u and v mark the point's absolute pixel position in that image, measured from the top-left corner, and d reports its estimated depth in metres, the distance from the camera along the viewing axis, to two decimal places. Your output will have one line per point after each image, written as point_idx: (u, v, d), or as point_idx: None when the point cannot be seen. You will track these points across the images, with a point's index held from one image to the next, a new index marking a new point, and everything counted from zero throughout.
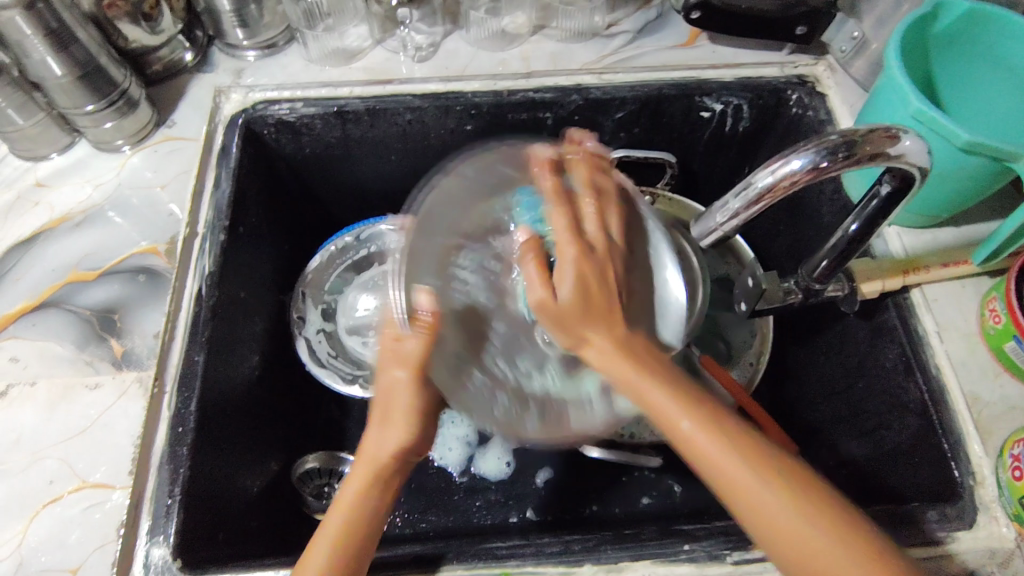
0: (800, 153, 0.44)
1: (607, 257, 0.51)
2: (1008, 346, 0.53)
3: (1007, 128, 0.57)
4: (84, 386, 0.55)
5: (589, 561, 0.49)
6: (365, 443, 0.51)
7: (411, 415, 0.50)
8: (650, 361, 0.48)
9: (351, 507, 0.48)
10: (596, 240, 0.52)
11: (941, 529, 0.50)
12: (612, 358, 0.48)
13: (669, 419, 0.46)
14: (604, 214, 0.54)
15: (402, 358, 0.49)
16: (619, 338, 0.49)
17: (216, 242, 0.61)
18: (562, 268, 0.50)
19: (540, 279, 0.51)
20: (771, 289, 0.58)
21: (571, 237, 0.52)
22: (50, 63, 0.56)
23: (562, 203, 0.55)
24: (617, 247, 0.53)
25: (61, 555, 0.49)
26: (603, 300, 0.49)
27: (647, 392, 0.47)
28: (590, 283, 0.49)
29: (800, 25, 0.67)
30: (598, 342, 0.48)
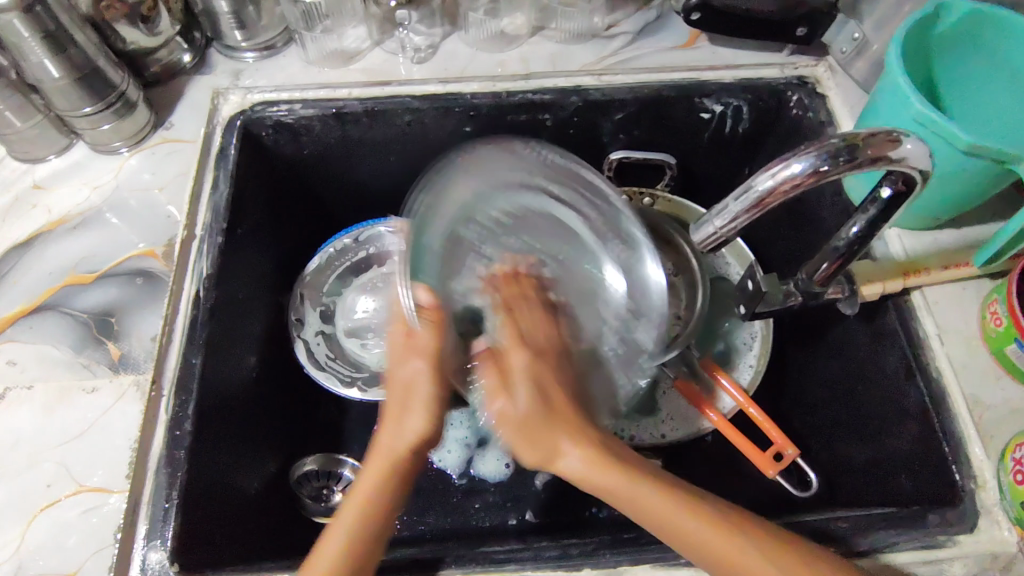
0: (801, 156, 0.43)
1: (553, 377, 0.49)
2: (1010, 349, 0.52)
3: (1001, 118, 0.58)
4: (82, 389, 0.55)
5: (588, 564, 0.49)
6: (381, 438, 0.50)
7: (432, 404, 0.49)
8: (627, 462, 0.47)
9: (361, 503, 0.48)
10: (533, 343, 0.51)
11: (942, 533, 0.50)
12: (590, 469, 0.46)
13: (673, 522, 0.45)
14: (541, 326, 0.52)
15: (418, 349, 0.50)
16: (596, 447, 0.47)
17: (214, 245, 0.60)
18: (515, 385, 0.48)
19: (497, 390, 0.49)
20: (770, 292, 0.59)
21: (517, 344, 0.50)
22: (47, 65, 0.56)
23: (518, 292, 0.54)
24: (554, 352, 0.52)
25: (59, 559, 0.49)
26: (561, 401, 0.48)
27: (642, 497, 0.46)
28: (551, 394, 0.48)
29: (802, 26, 0.67)
30: (573, 454, 0.47)
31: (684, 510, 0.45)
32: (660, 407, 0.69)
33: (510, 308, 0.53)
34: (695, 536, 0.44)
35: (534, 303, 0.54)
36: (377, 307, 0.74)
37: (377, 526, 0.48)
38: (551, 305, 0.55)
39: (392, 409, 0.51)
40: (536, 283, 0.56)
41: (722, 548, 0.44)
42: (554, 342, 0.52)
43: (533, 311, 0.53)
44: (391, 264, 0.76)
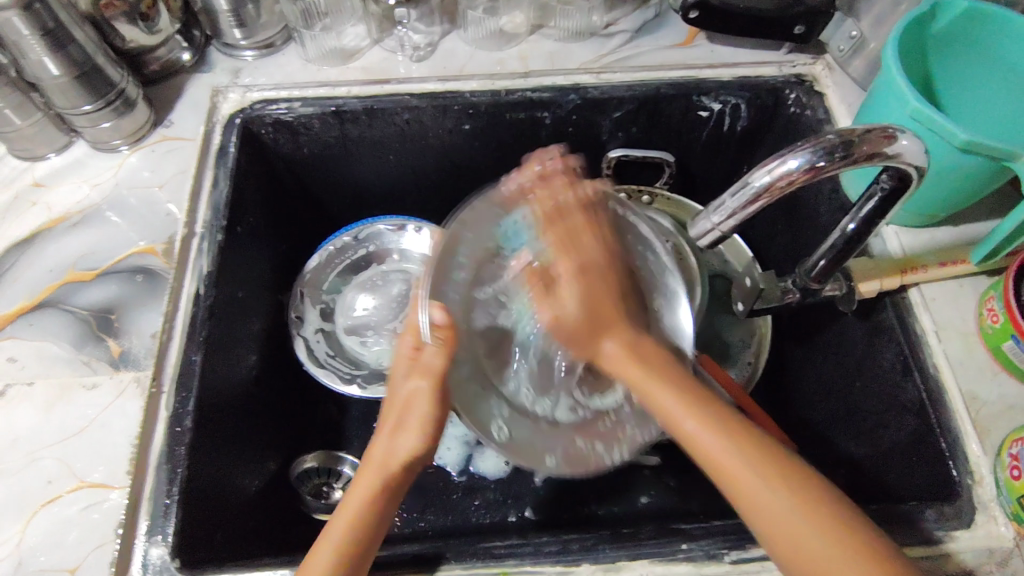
0: (797, 152, 0.43)
1: (600, 281, 0.53)
2: (1006, 345, 0.53)
3: (997, 117, 0.58)
4: (82, 386, 0.55)
5: (587, 560, 0.49)
6: (375, 452, 0.52)
7: (427, 422, 0.51)
8: (657, 361, 0.48)
9: (358, 511, 0.48)
10: (581, 253, 0.54)
11: (939, 528, 0.50)
12: (622, 363, 0.49)
13: (674, 420, 0.45)
14: (580, 232, 0.54)
15: (424, 369, 0.52)
16: (628, 343, 0.50)
17: (214, 243, 0.61)
18: (565, 285, 0.53)
19: (545, 298, 0.54)
20: (768, 288, 0.60)
21: (563, 254, 0.54)
22: (47, 63, 0.56)
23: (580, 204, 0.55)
24: (602, 259, 0.54)
25: (59, 556, 0.49)
26: (609, 305, 0.52)
27: (652, 393, 0.46)
28: (595, 298, 0.52)
29: (799, 25, 0.67)
30: (613, 353, 0.50)
31: (705, 424, 0.44)
32: None
33: (552, 223, 0.54)
34: (692, 433, 0.44)
35: (594, 215, 0.55)
36: (377, 306, 0.74)
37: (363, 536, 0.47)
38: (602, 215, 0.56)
39: (390, 426, 0.53)
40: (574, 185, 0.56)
41: (714, 452, 0.43)
42: (599, 246, 0.54)
43: (589, 218, 0.55)
44: (390, 261, 0.77)
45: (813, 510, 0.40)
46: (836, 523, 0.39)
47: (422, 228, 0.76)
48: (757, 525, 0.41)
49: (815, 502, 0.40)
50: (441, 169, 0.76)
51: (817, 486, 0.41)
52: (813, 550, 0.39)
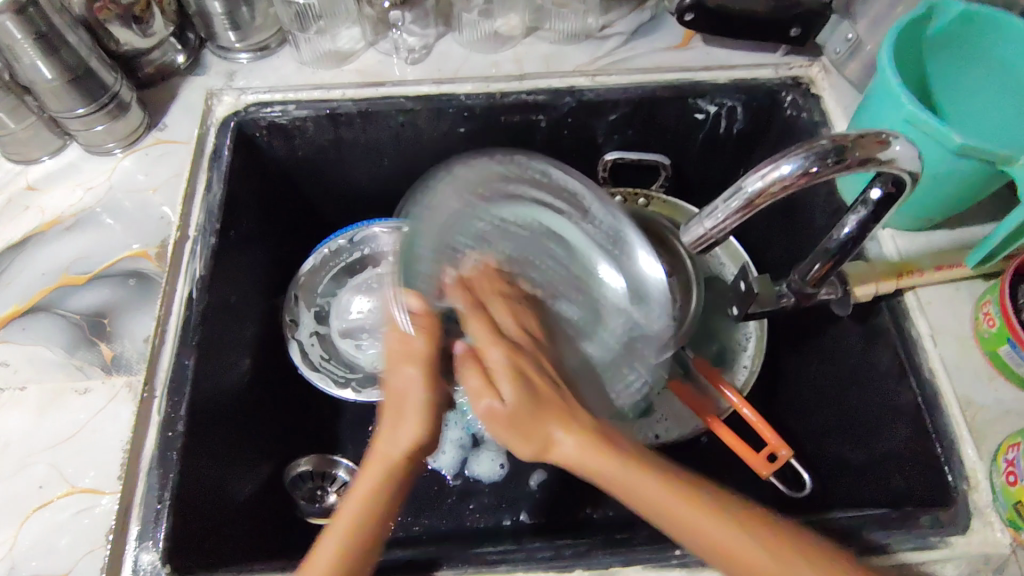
0: (790, 157, 0.43)
1: (535, 360, 0.49)
2: (1003, 350, 0.52)
3: (988, 123, 0.58)
4: (74, 390, 0.55)
5: (579, 566, 0.49)
6: (375, 443, 0.49)
7: (425, 409, 0.49)
8: (598, 429, 0.46)
9: (362, 501, 0.47)
10: (508, 337, 0.49)
11: (934, 534, 0.50)
12: (580, 454, 0.45)
13: (632, 490, 0.44)
14: (516, 313, 0.52)
15: (410, 354, 0.50)
16: (583, 429, 0.46)
17: (207, 246, 0.60)
18: (499, 376, 0.47)
19: (483, 388, 0.47)
20: (763, 294, 0.58)
21: (493, 339, 0.49)
22: (40, 66, 0.56)
23: (495, 287, 0.53)
24: (523, 341, 0.50)
25: (50, 560, 0.49)
26: (542, 386, 0.47)
27: (605, 468, 0.44)
28: (528, 379, 0.47)
29: (795, 26, 0.66)
30: (563, 443, 0.45)
31: (652, 475, 0.44)
32: (655, 408, 0.69)
33: (473, 308, 0.51)
34: (652, 499, 0.44)
35: (511, 300, 0.53)
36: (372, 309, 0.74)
37: (375, 529, 0.47)
38: (502, 288, 0.54)
39: (385, 417, 0.50)
40: (488, 282, 0.54)
41: (679, 511, 0.43)
42: (525, 336, 0.50)
43: (509, 312, 0.52)
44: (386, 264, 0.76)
45: (785, 552, 0.42)
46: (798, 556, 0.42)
47: None
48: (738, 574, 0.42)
49: (783, 543, 0.42)
50: None
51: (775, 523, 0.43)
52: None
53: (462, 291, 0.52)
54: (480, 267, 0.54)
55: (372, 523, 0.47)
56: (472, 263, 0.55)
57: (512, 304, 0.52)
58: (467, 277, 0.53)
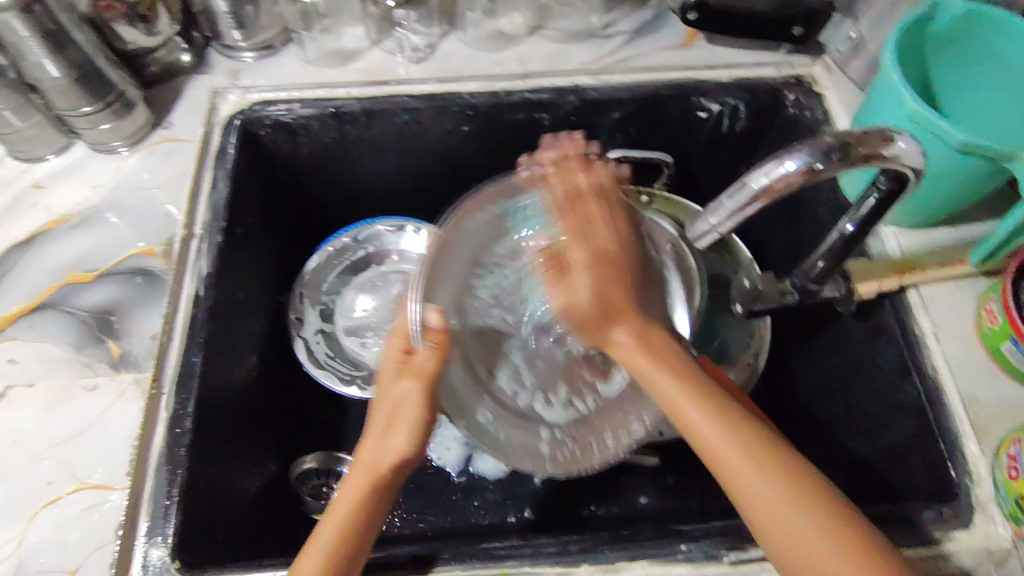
0: (795, 154, 0.43)
1: (613, 266, 0.49)
2: (1005, 346, 0.53)
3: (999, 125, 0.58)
4: (82, 387, 0.55)
5: (586, 561, 0.50)
6: (364, 451, 0.50)
7: (417, 426, 0.49)
8: (660, 348, 0.46)
9: (347, 510, 0.47)
10: (589, 240, 0.50)
11: (938, 529, 0.50)
12: (632, 356, 0.47)
13: (677, 408, 0.44)
14: (592, 216, 0.51)
15: (412, 370, 0.49)
16: (641, 331, 0.47)
17: (214, 244, 0.61)
18: (577, 274, 0.49)
19: (556, 282, 0.49)
20: (767, 291, 0.60)
21: (577, 240, 0.50)
22: (46, 64, 0.56)
23: (584, 189, 0.53)
24: (607, 242, 0.50)
25: (60, 556, 0.49)
26: (616, 288, 0.48)
27: (662, 381, 0.45)
28: (606, 282, 0.48)
29: (796, 25, 0.67)
30: (625, 342, 0.47)
31: (721, 425, 0.42)
32: None
33: (564, 215, 0.52)
34: (712, 441, 0.42)
35: (614, 204, 0.52)
36: (375, 307, 0.75)
37: (351, 554, 0.46)
38: (614, 200, 0.53)
39: (378, 423, 0.50)
40: (601, 193, 0.53)
41: (716, 443, 0.42)
42: (614, 243, 0.50)
43: (607, 215, 0.51)
44: (389, 262, 0.77)
45: (850, 548, 0.38)
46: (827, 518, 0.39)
47: (421, 228, 0.76)
48: (783, 551, 0.40)
49: (844, 531, 0.39)
50: (440, 169, 0.76)
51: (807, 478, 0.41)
52: (811, 541, 0.39)
53: (557, 192, 0.53)
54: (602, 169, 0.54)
55: (358, 526, 0.47)
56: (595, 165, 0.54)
57: (615, 210, 0.52)
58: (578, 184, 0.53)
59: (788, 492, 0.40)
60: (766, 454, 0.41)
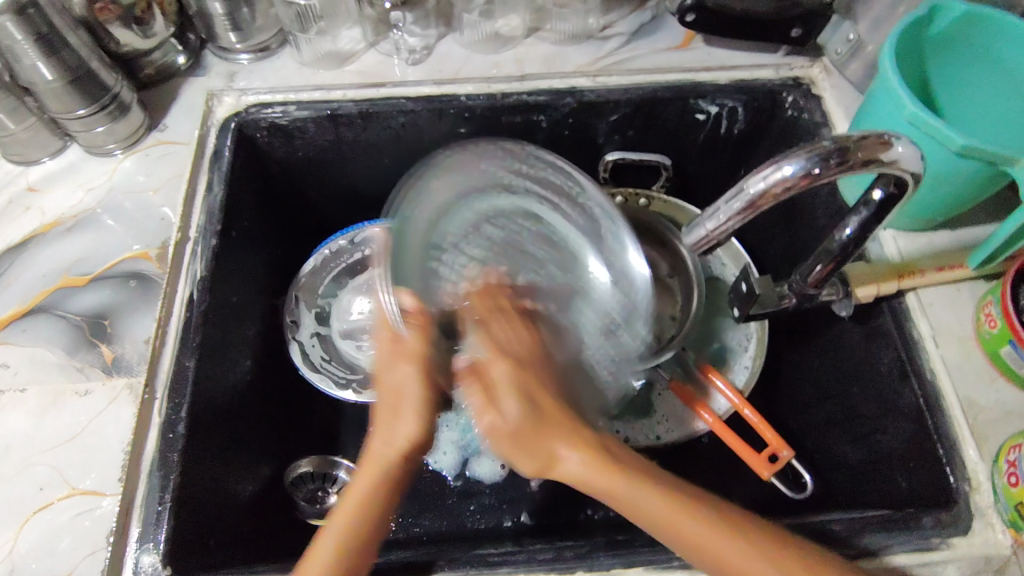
0: (792, 158, 0.43)
1: (537, 383, 0.48)
2: (1004, 351, 0.52)
3: (988, 121, 0.58)
4: (75, 392, 0.55)
5: (581, 567, 0.49)
6: (374, 442, 0.49)
7: (423, 407, 0.48)
8: (627, 460, 0.47)
9: (358, 502, 0.47)
10: (513, 352, 0.49)
11: (936, 535, 0.50)
12: (586, 467, 0.46)
13: (671, 526, 0.44)
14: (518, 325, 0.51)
15: (405, 352, 0.49)
16: (593, 450, 0.46)
17: (208, 247, 0.60)
18: (502, 398, 0.47)
19: (484, 405, 0.47)
20: (764, 294, 0.59)
21: (496, 355, 0.49)
22: (40, 67, 0.56)
23: (485, 302, 0.52)
24: (532, 355, 0.49)
25: (51, 562, 0.49)
26: (546, 401, 0.47)
27: (640, 499, 0.45)
28: (534, 395, 0.47)
29: (796, 26, 0.66)
30: (574, 463, 0.46)
31: (649, 493, 0.45)
32: (655, 408, 0.69)
33: (485, 329, 0.50)
34: (652, 512, 0.45)
35: (504, 313, 0.52)
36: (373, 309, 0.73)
37: (371, 534, 0.47)
38: (523, 312, 0.53)
39: (383, 414, 0.49)
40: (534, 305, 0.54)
41: (714, 545, 0.43)
42: (531, 352, 0.50)
43: (513, 329, 0.51)
44: None
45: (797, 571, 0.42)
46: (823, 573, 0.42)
47: None
48: None
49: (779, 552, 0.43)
50: None
51: (794, 543, 0.44)
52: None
53: (479, 301, 0.53)
54: (477, 293, 0.53)
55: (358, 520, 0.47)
56: (492, 275, 0.55)
57: (512, 322, 0.51)
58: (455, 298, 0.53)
59: (784, 569, 0.42)
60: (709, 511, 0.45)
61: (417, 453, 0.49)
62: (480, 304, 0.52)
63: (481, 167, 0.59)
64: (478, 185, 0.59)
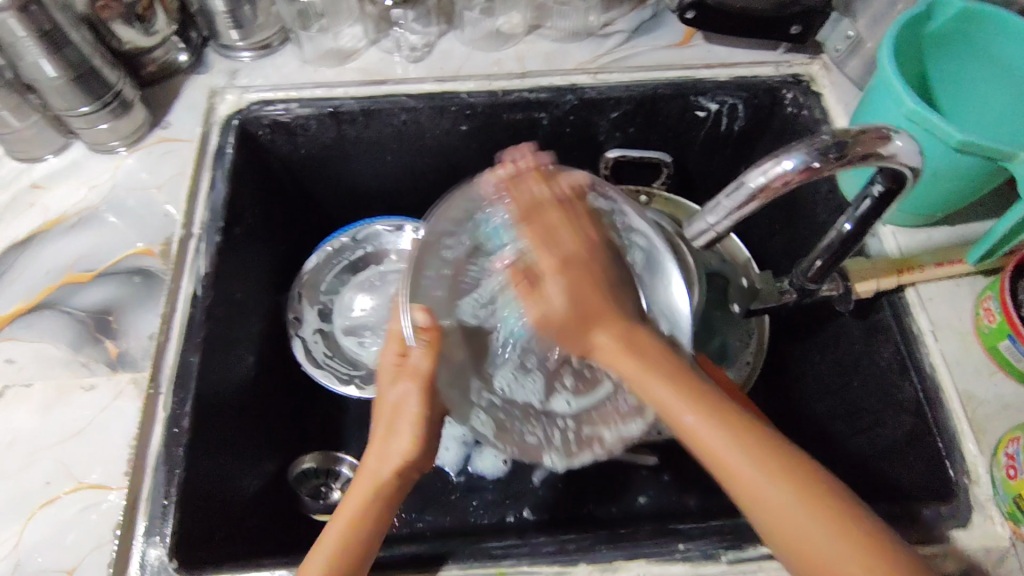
0: (792, 153, 0.43)
1: (581, 266, 0.50)
2: (1002, 345, 0.53)
3: (994, 115, 0.58)
4: (80, 387, 0.56)
5: (584, 560, 0.49)
6: (368, 460, 0.53)
7: (417, 422, 0.52)
8: (653, 363, 0.46)
9: (354, 513, 0.49)
10: (553, 245, 0.50)
11: (936, 528, 0.50)
12: (616, 357, 0.47)
13: (675, 414, 0.44)
14: (568, 226, 0.51)
15: (411, 371, 0.53)
16: (625, 335, 0.48)
17: (212, 244, 0.61)
18: (548, 282, 0.49)
19: (528, 296, 0.51)
20: (765, 290, 0.59)
21: (543, 248, 0.50)
22: (44, 64, 0.56)
23: (552, 196, 0.53)
24: (578, 250, 0.50)
25: (58, 556, 0.49)
26: (593, 284, 0.49)
27: (652, 385, 0.46)
28: (581, 288, 0.49)
29: (795, 25, 0.67)
30: (604, 343, 0.48)
31: (694, 409, 0.44)
32: None
33: (526, 223, 0.52)
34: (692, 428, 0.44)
35: (564, 199, 0.53)
36: (375, 306, 0.75)
37: (367, 534, 0.49)
38: (574, 207, 0.53)
39: (382, 430, 0.54)
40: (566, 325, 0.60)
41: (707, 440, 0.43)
42: (577, 245, 0.51)
43: (571, 225, 0.52)
44: (389, 262, 0.77)
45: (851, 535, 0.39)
46: (824, 513, 0.40)
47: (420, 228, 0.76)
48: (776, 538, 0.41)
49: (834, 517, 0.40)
50: (440, 169, 0.76)
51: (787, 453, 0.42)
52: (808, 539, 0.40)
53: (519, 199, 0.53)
54: (536, 180, 0.54)
55: (367, 526, 0.49)
56: (570, 181, 0.54)
57: (579, 216, 0.52)
58: (513, 184, 0.54)
59: (771, 477, 0.41)
60: (760, 453, 0.42)
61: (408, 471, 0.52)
62: (543, 197, 0.53)
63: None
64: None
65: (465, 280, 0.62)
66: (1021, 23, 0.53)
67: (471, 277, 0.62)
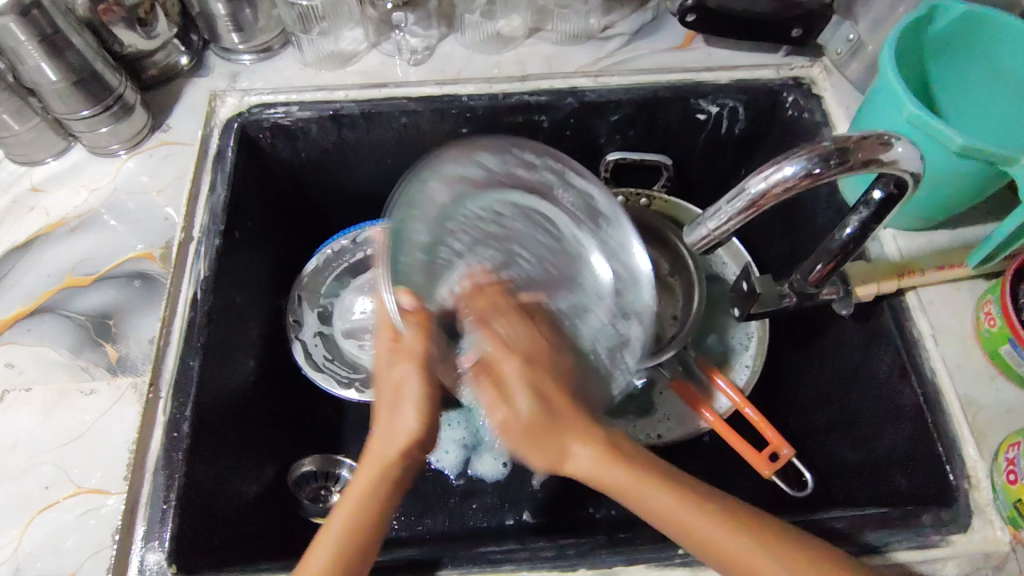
0: (793, 159, 0.43)
1: (544, 377, 0.51)
2: (1003, 349, 0.52)
3: (998, 109, 0.57)
4: (80, 391, 0.56)
5: (583, 565, 0.49)
6: (373, 441, 0.52)
7: (423, 403, 0.51)
8: (636, 462, 0.49)
9: (356, 508, 0.49)
10: (521, 344, 0.53)
11: (936, 533, 0.50)
12: (599, 469, 0.49)
13: (676, 524, 0.47)
14: (542, 345, 0.53)
15: (408, 351, 0.52)
16: (600, 443, 0.50)
17: (212, 247, 0.61)
18: (514, 390, 0.51)
19: (496, 400, 0.51)
20: (765, 292, 0.59)
21: (506, 353, 0.52)
22: (44, 68, 0.56)
23: (501, 301, 0.55)
24: (534, 346, 0.53)
25: (58, 560, 0.49)
26: (557, 391, 0.51)
27: (655, 499, 0.47)
28: (550, 401, 0.50)
29: (797, 26, 0.67)
30: (581, 456, 0.49)
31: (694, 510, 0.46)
32: (656, 408, 0.68)
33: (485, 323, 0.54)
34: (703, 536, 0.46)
35: (510, 307, 0.55)
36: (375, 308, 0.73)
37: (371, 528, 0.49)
38: (525, 306, 0.55)
39: (384, 404, 0.53)
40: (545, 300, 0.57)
41: (717, 542, 0.45)
42: (541, 346, 0.53)
43: (519, 326, 0.54)
44: None
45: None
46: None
47: None
48: None
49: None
50: None
51: (785, 537, 0.45)
52: None
53: (479, 305, 0.55)
54: (495, 291, 0.56)
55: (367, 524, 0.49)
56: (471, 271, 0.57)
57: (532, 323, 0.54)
58: (477, 303, 0.55)
59: (777, 556, 0.44)
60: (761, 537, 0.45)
61: (412, 453, 0.51)
62: (495, 303, 0.55)
63: (499, 165, 0.57)
64: (475, 182, 0.57)
65: (437, 263, 0.57)
66: (1005, 18, 0.54)
67: (442, 259, 0.57)
